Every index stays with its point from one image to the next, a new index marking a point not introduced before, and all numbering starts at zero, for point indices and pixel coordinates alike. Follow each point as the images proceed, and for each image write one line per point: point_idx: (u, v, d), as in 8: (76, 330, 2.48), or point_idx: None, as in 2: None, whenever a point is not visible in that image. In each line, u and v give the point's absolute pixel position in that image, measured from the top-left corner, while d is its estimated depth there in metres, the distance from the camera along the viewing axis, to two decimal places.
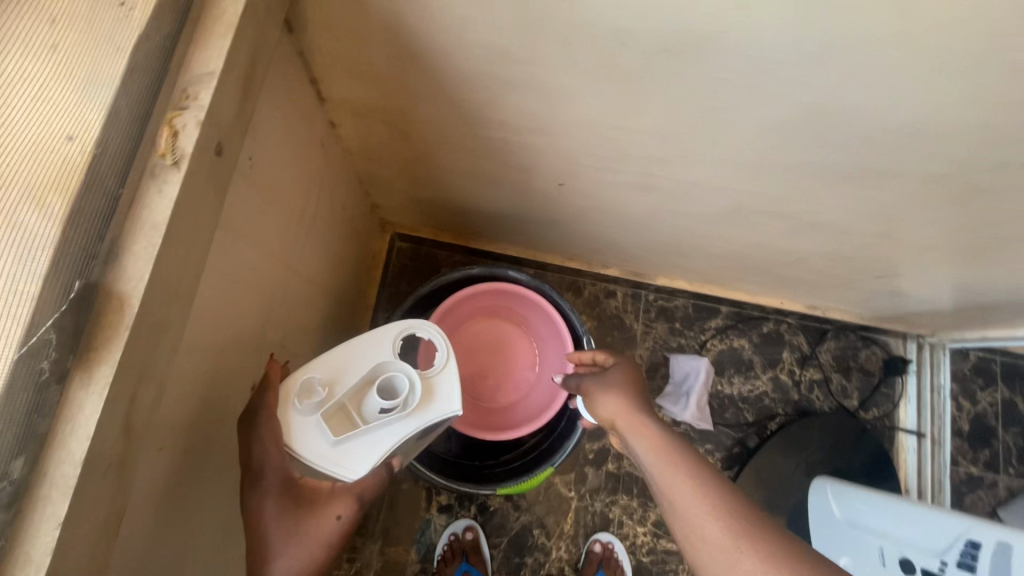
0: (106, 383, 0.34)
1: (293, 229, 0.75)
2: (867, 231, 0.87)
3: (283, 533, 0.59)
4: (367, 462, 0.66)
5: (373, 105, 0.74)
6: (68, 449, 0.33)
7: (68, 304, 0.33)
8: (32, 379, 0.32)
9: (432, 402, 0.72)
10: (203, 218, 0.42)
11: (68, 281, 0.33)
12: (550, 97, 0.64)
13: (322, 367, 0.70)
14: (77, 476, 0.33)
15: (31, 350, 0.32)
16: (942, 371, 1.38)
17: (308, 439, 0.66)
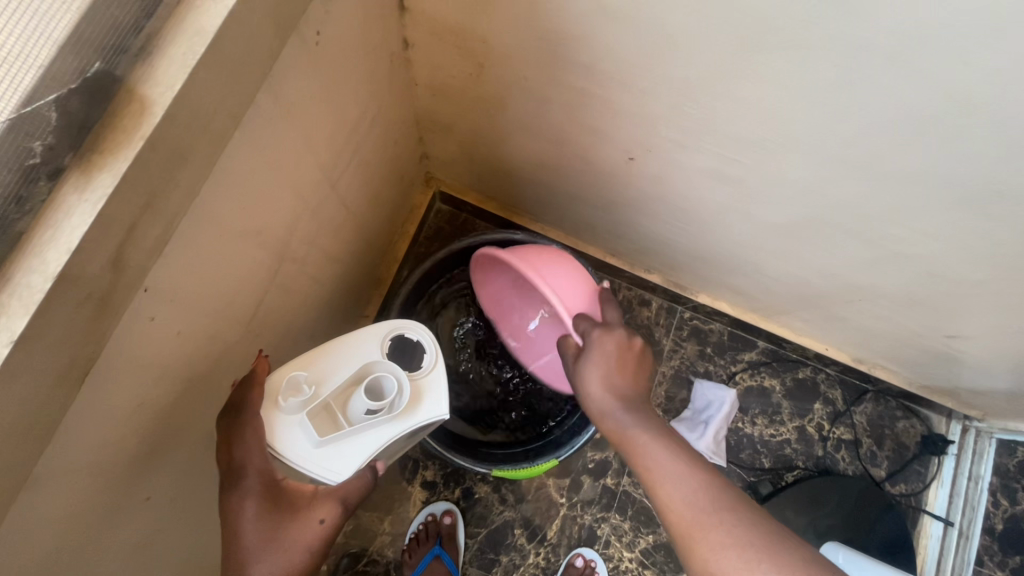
0: (105, 194, 0.29)
1: (341, 139, 0.69)
2: (960, 274, 0.77)
3: (262, 538, 0.54)
4: (351, 465, 0.59)
5: (453, 23, 0.68)
6: (44, 259, 0.28)
7: (78, 86, 0.28)
8: (18, 159, 0.27)
9: (422, 406, 0.64)
10: (254, 53, 0.36)
11: (86, 59, 0.29)
12: (650, 37, 0.57)
13: (308, 365, 0.63)
14: (46, 293, 0.27)
15: (24, 121, 0.27)
16: (984, 461, 1.18)
17: (289, 435, 0.59)
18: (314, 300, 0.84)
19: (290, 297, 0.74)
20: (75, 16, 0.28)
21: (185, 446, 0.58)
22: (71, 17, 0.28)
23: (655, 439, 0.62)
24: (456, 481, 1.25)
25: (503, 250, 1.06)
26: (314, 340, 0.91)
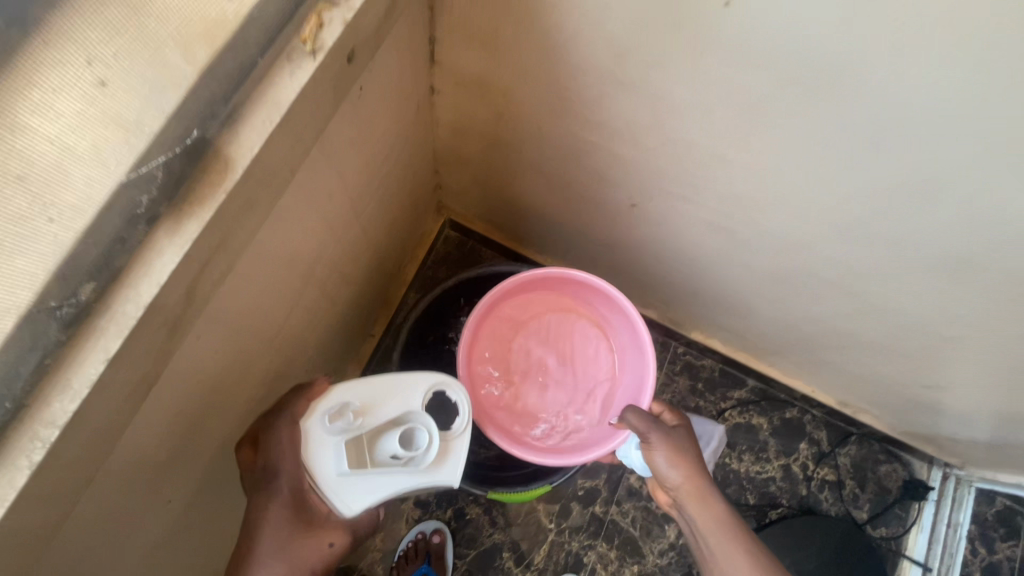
0: (191, 238, 0.34)
1: (369, 174, 0.74)
2: (934, 329, 0.83)
3: (273, 547, 0.57)
4: (363, 503, 0.61)
5: (480, 76, 0.74)
6: (137, 291, 0.33)
7: (180, 150, 0.34)
8: (128, 209, 0.32)
9: (445, 467, 0.65)
10: (315, 117, 0.42)
11: (188, 127, 0.34)
12: (660, 105, 0.63)
13: (356, 392, 0.65)
14: (137, 319, 0.33)
15: (136, 179, 0.32)
16: (962, 510, 1.22)
17: (316, 458, 0.61)
18: (329, 320, 0.89)
19: (309, 316, 0.78)
20: (183, 91, 0.33)
21: (205, 452, 0.63)
22: (179, 92, 0.33)
23: (738, 534, 0.64)
24: (448, 501, 1.28)
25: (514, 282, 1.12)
26: (325, 356, 0.95)
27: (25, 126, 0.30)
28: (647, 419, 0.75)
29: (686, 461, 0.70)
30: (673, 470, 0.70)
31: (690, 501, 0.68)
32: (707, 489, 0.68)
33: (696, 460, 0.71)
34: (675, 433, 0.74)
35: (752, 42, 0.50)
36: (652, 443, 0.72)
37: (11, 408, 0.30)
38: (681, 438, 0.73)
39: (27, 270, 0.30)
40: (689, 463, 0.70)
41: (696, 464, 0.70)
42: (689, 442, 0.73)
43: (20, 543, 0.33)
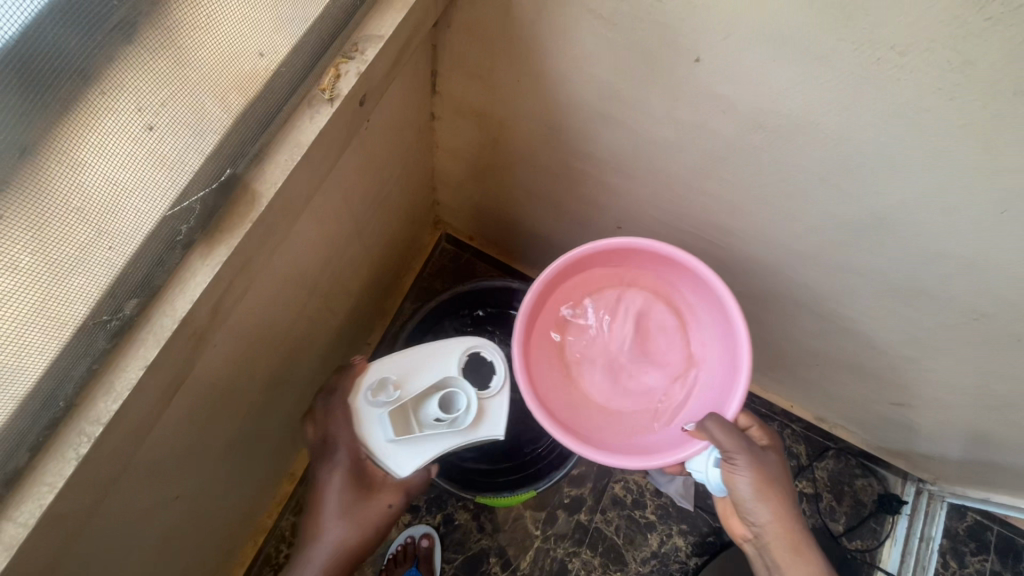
0: (219, 262, 0.40)
1: (373, 194, 0.79)
2: (896, 351, 0.88)
3: (342, 508, 0.68)
4: (414, 465, 0.67)
5: (476, 107, 0.80)
6: (173, 306, 0.39)
7: (215, 186, 0.40)
8: (169, 236, 0.38)
9: (485, 424, 0.70)
10: (330, 152, 0.48)
11: (221, 166, 0.40)
12: (640, 142, 0.69)
13: (395, 367, 0.70)
14: (172, 331, 0.38)
15: (176, 212, 0.38)
16: (935, 523, 1.27)
17: (368, 428, 0.67)
18: (330, 329, 0.94)
19: (312, 325, 0.83)
20: (219, 135, 0.40)
21: (212, 451, 0.67)
22: (216, 135, 0.39)
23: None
24: (437, 507, 1.32)
25: (505, 296, 1.16)
26: (324, 363, 1.00)
27: (85, 167, 0.34)
28: (735, 435, 0.65)
29: (776, 497, 0.64)
30: (763, 507, 0.64)
31: (780, 544, 0.64)
32: (800, 536, 0.64)
33: (786, 494, 0.65)
34: (765, 458, 0.67)
35: (725, 92, 0.55)
36: (737, 467, 0.64)
37: (64, 406, 0.36)
38: (770, 464, 0.66)
39: (84, 289, 0.35)
40: (779, 501, 0.64)
41: (787, 500, 0.65)
42: (778, 470, 0.67)
43: (64, 525, 0.37)
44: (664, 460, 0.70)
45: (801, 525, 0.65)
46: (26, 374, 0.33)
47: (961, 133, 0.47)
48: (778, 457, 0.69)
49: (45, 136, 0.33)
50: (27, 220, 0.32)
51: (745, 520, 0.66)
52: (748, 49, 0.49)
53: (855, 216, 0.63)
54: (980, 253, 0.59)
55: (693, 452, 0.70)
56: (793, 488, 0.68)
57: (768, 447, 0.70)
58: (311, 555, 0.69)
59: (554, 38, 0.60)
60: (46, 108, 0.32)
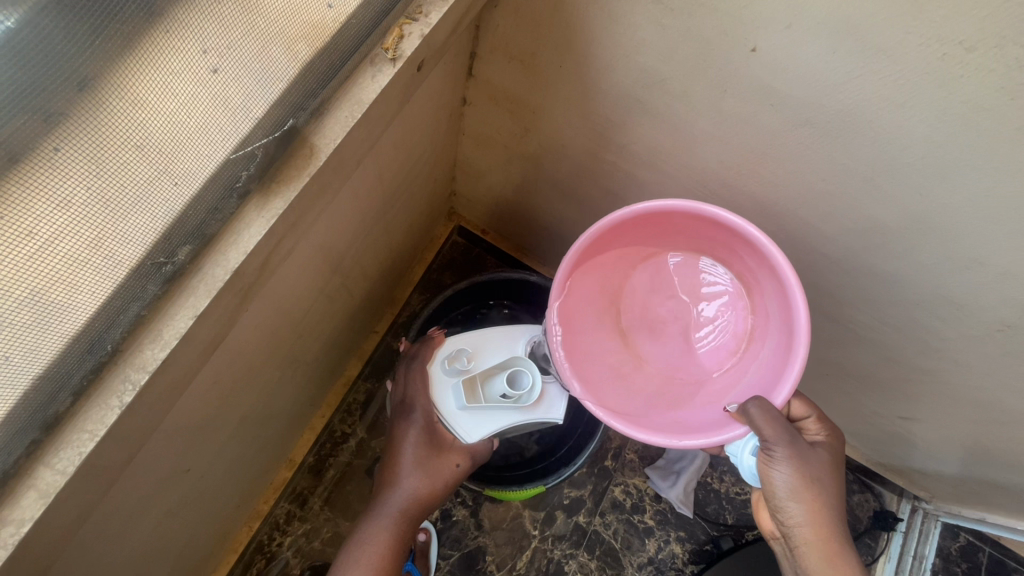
0: (275, 213, 0.40)
1: (402, 173, 0.78)
2: (911, 362, 0.89)
3: (414, 463, 0.75)
4: (477, 432, 0.76)
5: (512, 94, 0.80)
6: (226, 256, 0.38)
7: (275, 135, 0.39)
8: (229, 182, 0.38)
9: (544, 406, 0.78)
10: (384, 116, 0.47)
11: (284, 116, 0.40)
12: (679, 135, 0.69)
13: (470, 341, 0.79)
14: (224, 280, 0.38)
15: (238, 158, 0.38)
16: (928, 543, 1.26)
17: (442, 395, 0.77)
18: (345, 311, 0.92)
19: (330, 304, 0.81)
20: (285, 83, 0.39)
21: (228, 422, 0.66)
22: (283, 84, 0.39)
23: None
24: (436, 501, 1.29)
25: (520, 290, 1.15)
26: (334, 345, 0.98)
27: (146, 101, 0.32)
28: (778, 425, 0.65)
29: (814, 497, 0.64)
30: (797, 506, 0.64)
31: (811, 549, 0.64)
32: (835, 544, 0.63)
33: (826, 498, 0.65)
34: (809, 456, 0.66)
35: (778, 85, 0.55)
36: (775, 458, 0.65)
37: (110, 351, 0.35)
38: (812, 463, 0.66)
39: (141, 228, 0.34)
40: (817, 501, 0.64)
41: (825, 504, 0.64)
42: (822, 472, 0.66)
43: (97, 476, 0.36)
44: (699, 441, 0.70)
45: (839, 534, 0.64)
46: (79, 310, 0.33)
47: (1014, 135, 0.47)
48: (824, 459, 0.68)
49: (108, 65, 0.31)
50: (84, 149, 0.30)
51: (777, 516, 0.66)
52: (808, 39, 0.49)
53: (889, 219, 0.63)
54: (1013, 262, 0.59)
55: (735, 436, 0.69)
56: (837, 494, 0.66)
57: (817, 447, 0.69)
58: (385, 508, 0.74)
59: (605, 22, 0.60)
60: (111, 37, 0.31)
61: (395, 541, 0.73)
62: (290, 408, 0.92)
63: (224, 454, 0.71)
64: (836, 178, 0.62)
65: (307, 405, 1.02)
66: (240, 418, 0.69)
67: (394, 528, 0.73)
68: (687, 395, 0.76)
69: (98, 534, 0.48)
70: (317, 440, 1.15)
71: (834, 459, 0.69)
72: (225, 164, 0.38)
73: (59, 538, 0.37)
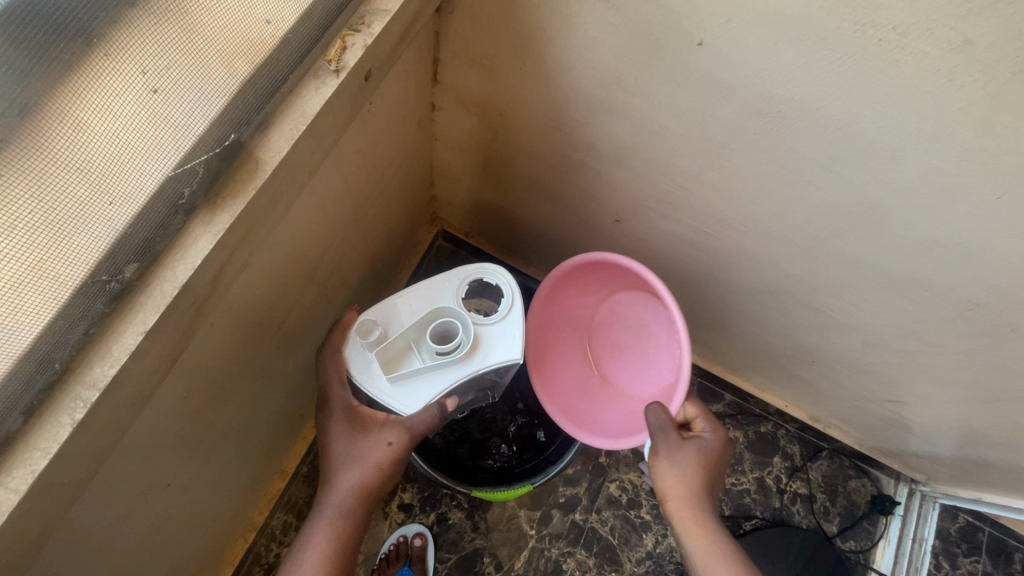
0: (222, 228, 0.40)
1: (373, 181, 0.79)
2: (892, 345, 0.89)
3: (345, 455, 0.71)
4: (420, 398, 0.71)
5: (477, 97, 0.81)
6: (174, 271, 0.39)
7: (218, 150, 0.40)
8: (171, 199, 0.38)
9: (484, 351, 0.74)
10: (335, 127, 0.48)
11: (226, 131, 0.40)
12: (641, 130, 0.70)
13: (380, 311, 0.74)
14: (173, 296, 0.39)
15: (181, 174, 0.38)
16: (928, 525, 1.27)
17: (367, 370, 0.72)
18: (327, 320, 0.93)
19: (309, 314, 0.82)
20: (226, 100, 0.40)
21: (208, 435, 0.67)
22: (223, 99, 0.40)
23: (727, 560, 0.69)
24: (431, 505, 1.30)
25: None
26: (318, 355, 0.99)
27: (87, 123, 0.33)
28: (661, 420, 0.79)
29: (685, 478, 0.74)
30: (667, 482, 0.75)
31: (683, 522, 0.73)
32: (703, 519, 0.73)
33: (696, 480, 0.74)
34: (688, 447, 0.77)
35: (727, 77, 0.56)
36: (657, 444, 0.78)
37: (59, 370, 0.36)
38: (689, 452, 0.77)
39: (85, 248, 0.35)
40: (687, 481, 0.74)
41: (692, 485, 0.74)
42: (695, 462, 0.76)
43: (57, 493, 0.37)
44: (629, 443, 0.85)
45: (706, 512, 0.73)
46: (24, 331, 0.33)
47: (957, 115, 0.48)
48: (701, 452, 0.77)
49: (46, 90, 0.32)
50: (25, 175, 0.31)
51: (659, 498, 0.77)
52: (749, 29, 0.50)
53: (852, 204, 0.64)
54: (976, 240, 0.59)
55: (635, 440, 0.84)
56: (704, 480, 0.75)
57: (707, 442, 0.79)
58: (325, 509, 0.69)
59: (557, 24, 0.61)
60: (50, 63, 0.32)
61: (341, 538, 0.68)
62: (276, 419, 0.93)
63: (207, 468, 0.72)
64: (794, 166, 0.63)
65: (296, 416, 1.03)
66: (219, 431, 0.70)
67: (336, 528, 0.68)
68: (639, 408, 0.94)
69: (71, 550, 0.49)
70: (309, 449, 1.16)
71: (715, 454, 0.78)
72: (168, 182, 0.38)
73: (23, 556, 0.37)
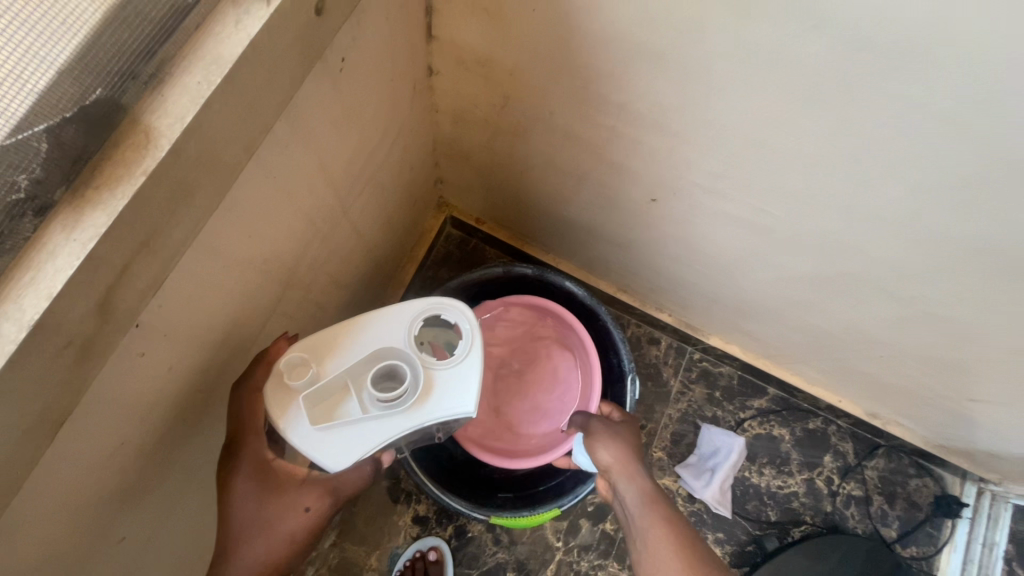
0: (94, 236, 0.29)
1: (358, 160, 0.65)
2: (986, 332, 0.73)
3: (250, 522, 0.56)
4: (351, 455, 0.57)
5: (481, 55, 0.66)
6: (20, 306, 0.28)
7: (73, 115, 0.30)
8: (5, 189, 0.28)
9: (440, 399, 0.60)
10: (277, 84, 0.37)
11: (90, 85, 0.30)
12: (688, 81, 0.56)
13: (317, 342, 0.61)
14: (20, 339, 0.28)
15: (14, 149, 0.28)
16: (999, 529, 1.10)
17: (291, 414, 0.57)
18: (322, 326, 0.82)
19: (294, 323, 0.70)
20: (81, 41, 0.29)
21: (169, 479, 0.56)
22: (76, 41, 0.29)
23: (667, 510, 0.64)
24: (448, 517, 1.19)
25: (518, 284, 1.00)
26: None
27: None
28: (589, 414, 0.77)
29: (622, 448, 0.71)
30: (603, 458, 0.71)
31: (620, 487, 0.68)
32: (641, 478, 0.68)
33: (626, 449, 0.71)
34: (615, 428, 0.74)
35: None
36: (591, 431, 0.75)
37: None
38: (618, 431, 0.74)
39: None
40: (622, 450, 0.70)
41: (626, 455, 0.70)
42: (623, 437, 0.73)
43: None
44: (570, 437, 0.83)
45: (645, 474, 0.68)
46: None
47: None
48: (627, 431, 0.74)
49: None
50: None
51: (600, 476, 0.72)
52: None
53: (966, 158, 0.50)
54: None
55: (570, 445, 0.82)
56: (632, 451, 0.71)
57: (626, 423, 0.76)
58: None
59: None
60: None
61: None
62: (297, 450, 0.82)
63: (191, 509, 0.63)
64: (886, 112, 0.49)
65: None
66: (205, 468, 0.61)
67: None
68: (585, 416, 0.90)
69: None
70: None
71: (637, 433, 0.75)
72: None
73: None
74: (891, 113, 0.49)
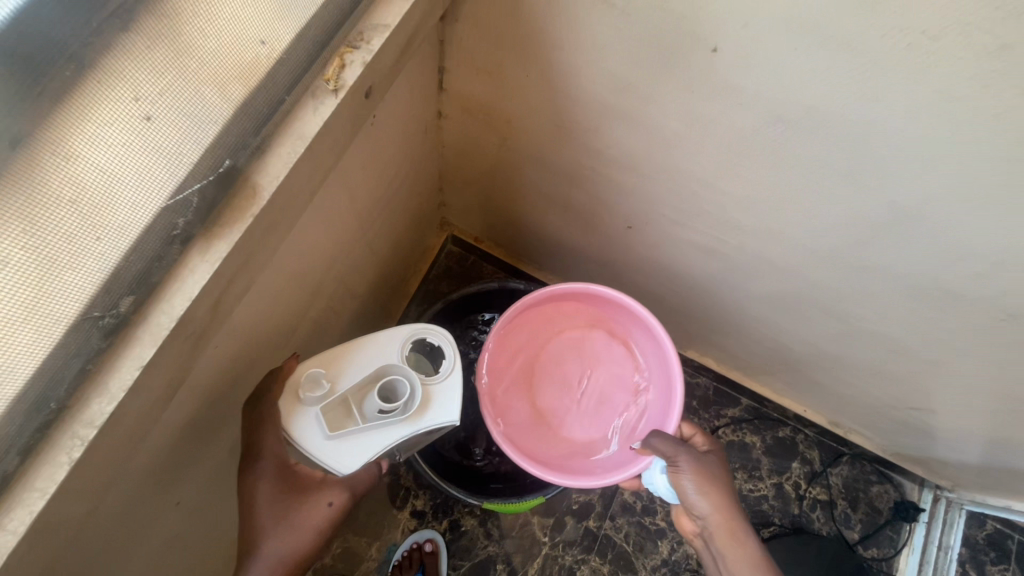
0: (219, 258, 0.42)
1: (379, 191, 0.78)
2: (916, 348, 0.85)
3: (274, 520, 0.60)
4: (359, 460, 0.66)
5: (485, 105, 0.79)
6: (171, 305, 0.40)
7: (212, 178, 0.42)
8: (167, 231, 0.40)
9: (433, 410, 0.70)
10: (335, 147, 0.50)
11: (220, 157, 0.42)
12: (652, 138, 0.69)
13: (323, 362, 0.70)
14: (169, 328, 0.40)
15: (175, 204, 0.40)
16: (954, 532, 1.19)
17: (302, 425, 0.66)
18: (339, 331, 0.94)
19: (318, 327, 0.82)
20: (217, 128, 0.41)
21: (218, 454, 0.67)
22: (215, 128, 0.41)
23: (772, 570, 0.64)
24: (444, 512, 1.29)
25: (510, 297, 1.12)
26: None
27: (86, 157, 0.35)
28: (672, 442, 0.75)
29: (717, 491, 0.69)
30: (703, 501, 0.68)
31: (719, 533, 0.67)
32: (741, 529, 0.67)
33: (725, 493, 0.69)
34: (707, 463, 0.73)
35: (742, 83, 0.55)
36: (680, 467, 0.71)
37: (56, 409, 0.37)
38: (712, 467, 0.72)
39: (80, 285, 0.36)
40: (720, 494, 0.68)
41: (726, 498, 0.69)
42: (717, 474, 0.72)
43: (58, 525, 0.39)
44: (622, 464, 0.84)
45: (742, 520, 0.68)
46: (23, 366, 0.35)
47: (975, 108, 0.47)
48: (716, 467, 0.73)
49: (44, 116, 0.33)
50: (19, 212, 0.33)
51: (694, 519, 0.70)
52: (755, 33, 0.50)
53: (868, 210, 0.63)
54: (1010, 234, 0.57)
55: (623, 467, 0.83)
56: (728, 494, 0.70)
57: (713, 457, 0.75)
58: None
59: (562, 31, 0.61)
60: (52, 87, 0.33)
61: None
62: None
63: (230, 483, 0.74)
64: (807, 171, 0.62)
65: None
66: None
67: None
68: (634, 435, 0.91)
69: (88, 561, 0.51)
70: None
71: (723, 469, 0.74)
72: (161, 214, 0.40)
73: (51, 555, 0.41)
74: (809, 170, 0.62)
